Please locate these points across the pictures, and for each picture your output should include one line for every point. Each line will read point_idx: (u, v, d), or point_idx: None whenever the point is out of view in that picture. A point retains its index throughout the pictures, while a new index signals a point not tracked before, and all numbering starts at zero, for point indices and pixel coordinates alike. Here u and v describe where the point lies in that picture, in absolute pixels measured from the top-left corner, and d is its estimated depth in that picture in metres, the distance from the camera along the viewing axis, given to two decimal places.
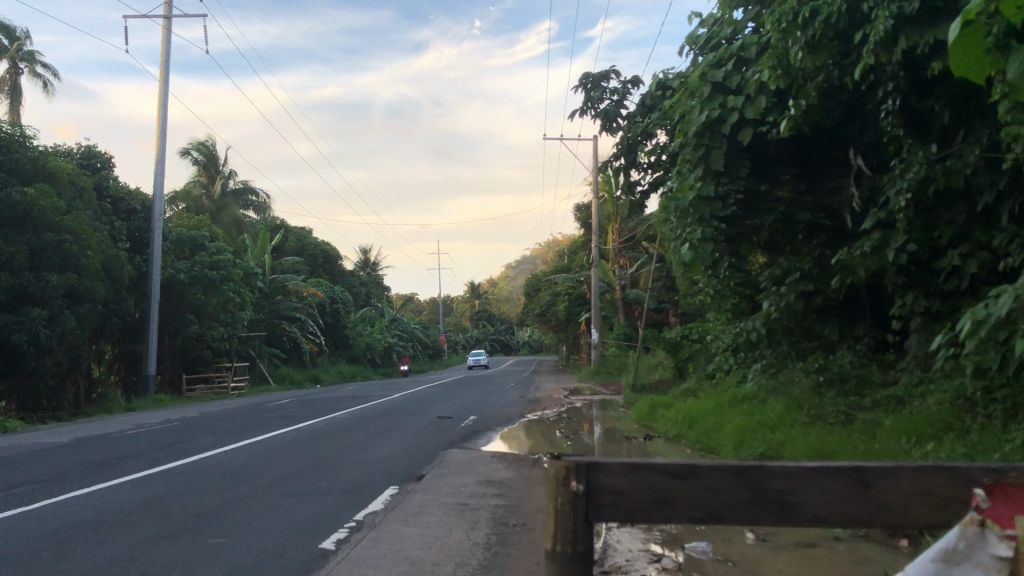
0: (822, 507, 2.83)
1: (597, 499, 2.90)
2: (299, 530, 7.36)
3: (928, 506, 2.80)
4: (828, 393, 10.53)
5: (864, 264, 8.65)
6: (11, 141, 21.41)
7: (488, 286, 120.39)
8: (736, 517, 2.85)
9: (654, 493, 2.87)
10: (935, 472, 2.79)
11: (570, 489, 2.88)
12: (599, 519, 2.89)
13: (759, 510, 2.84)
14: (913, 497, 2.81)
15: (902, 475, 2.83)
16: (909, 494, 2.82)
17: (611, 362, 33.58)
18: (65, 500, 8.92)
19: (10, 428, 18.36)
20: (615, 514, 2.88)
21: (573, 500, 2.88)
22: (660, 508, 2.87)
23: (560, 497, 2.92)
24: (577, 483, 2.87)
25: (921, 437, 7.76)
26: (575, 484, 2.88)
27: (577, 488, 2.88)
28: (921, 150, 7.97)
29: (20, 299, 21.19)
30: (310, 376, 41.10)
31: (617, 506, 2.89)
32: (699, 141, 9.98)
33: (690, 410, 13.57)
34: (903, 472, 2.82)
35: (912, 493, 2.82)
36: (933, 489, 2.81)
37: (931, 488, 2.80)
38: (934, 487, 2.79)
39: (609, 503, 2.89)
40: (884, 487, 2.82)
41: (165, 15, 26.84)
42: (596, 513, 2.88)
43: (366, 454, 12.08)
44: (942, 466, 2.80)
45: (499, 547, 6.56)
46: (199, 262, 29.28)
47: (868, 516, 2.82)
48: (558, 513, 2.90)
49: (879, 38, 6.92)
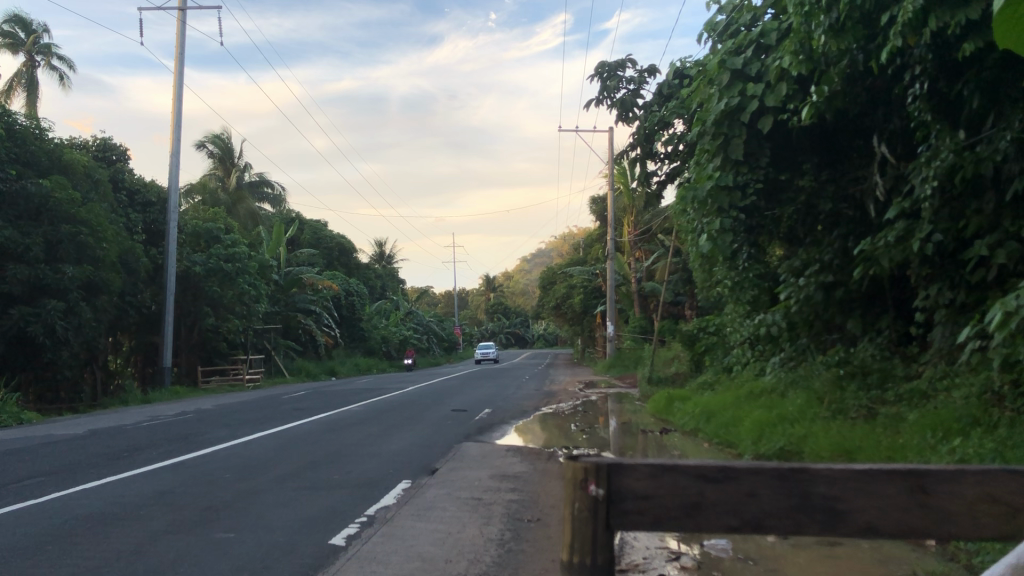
0: (874, 516, 2.84)
1: (621, 504, 2.94)
2: (311, 525, 7.23)
3: (997, 516, 2.79)
4: (849, 386, 10.33)
5: (888, 254, 8.46)
6: (27, 132, 21.41)
7: (504, 279, 120.24)
8: (776, 524, 2.86)
9: (684, 499, 2.90)
10: (1002, 478, 2.79)
11: (590, 492, 2.94)
12: (620, 527, 2.94)
13: (804, 518, 2.86)
14: (975, 507, 2.80)
15: (965, 480, 2.82)
16: (972, 502, 2.81)
17: (627, 355, 33.31)
18: (77, 492, 8.83)
19: (27, 420, 18.38)
20: (643, 521, 2.92)
21: (593, 505, 2.94)
22: (692, 514, 2.90)
23: (578, 503, 2.98)
24: (597, 487, 2.93)
25: (948, 432, 7.54)
26: (594, 488, 2.93)
27: (598, 492, 2.93)
28: (949, 136, 7.75)
29: (36, 291, 21.21)
30: (326, 368, 41.10)
31: (643, 512, 2.93)
32: (717, 129, 9.75)
33: (707, 403, 13.40)
34: (965, 478, 2.81)
35: (974, 501, 2.81)
36: (999, 495, 2.80)
37: (995, 494, 2.79)
38: (999, 493, 2.79)
39: (635, 509, 2.93)
40: (943, 494, 2.81)
41: (180, 8, 26.81)
42: (619, 519, 2.93)
43: (380, 446, 11.99)
44: (1009, 472, 2.79)
45: (513, 544, 6.42)
46: (214, 254, 29.34)
47: (926, 527, 2.80)
48: (576, 519, 2.96)
49: (907, 17, 6.65)
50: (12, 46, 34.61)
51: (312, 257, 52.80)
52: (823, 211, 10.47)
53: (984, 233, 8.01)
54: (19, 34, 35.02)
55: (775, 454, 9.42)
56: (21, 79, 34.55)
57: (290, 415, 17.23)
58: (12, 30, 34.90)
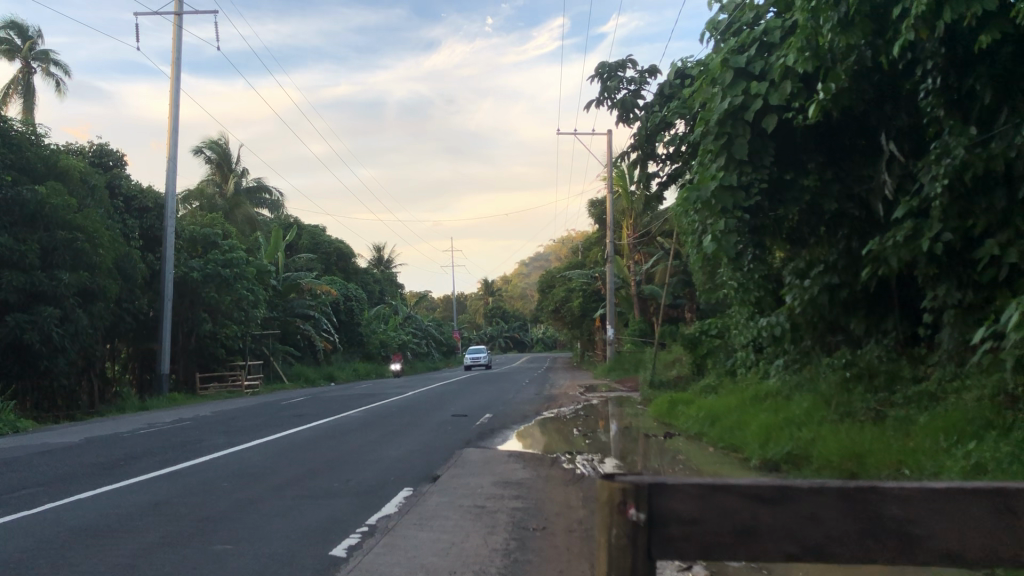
0: (956, 542, 2.38)
1: (664, 529, 2.45)
2: (311, 536, 7.05)
3: None
4: (856, 389, 10.17)
5: (896, 254, 8.29)
6: (23, 139, 21.22)
7: (502, 284, 120.42)
8: (844, 552, 2.41)
9: (736, 523, 2.45)
10: None
11: (629, 517, 2.44)
12: (662, 558, 2.44)
13: (874, 546, 2.40)
14: None
15: None
16: None
17: (627, 359, 33.15)
18: (70, 503, 8.63)
19: (23, 428, 18.20)
20: (688, 550, 2.44)
21: (632, 531, 2.44)
22: (745, 541, 2.44)
23: (614, 529, 2.47)
24: (637, 511, 2.43)
25: (961, 436, 7.38)
26: (635, 512, 2.43)
27: (637, 517, 2.43)
28: (961, 132, 7.62)
29: (32, 298, 21.01)
30: (325, 374, 40.97)
31: (689, 539, 2.45)
32: (720, 129, 9.60)
33: (712, 406, 13.17)
34: None
35: None
36: None
37: None
38: None
39: (680, 535, 2.45)
40: None
41: (177, 12, 26.69)
42: (660, 548, 2.44)
43: (380, 453, 11.81)
44: None
45: (519, 554, 6.26)
46: (212, 259, 29.20)
47: (1016, 554, 2.35)
48: (611, 549, 2.46)
49: (920, 11, 6.51)
50: (9, 53, 34.50)
51: (311, 262, 52.71)
52: (828, 210, 10.24)
53: (993, 232, 7.89)
54: (15, 40, 34.88)
55: (782, 459, 9.23)
56: (18, 85, 34.44)
57: (288, 421, 17.03)
58: (8, 37, 34.79)
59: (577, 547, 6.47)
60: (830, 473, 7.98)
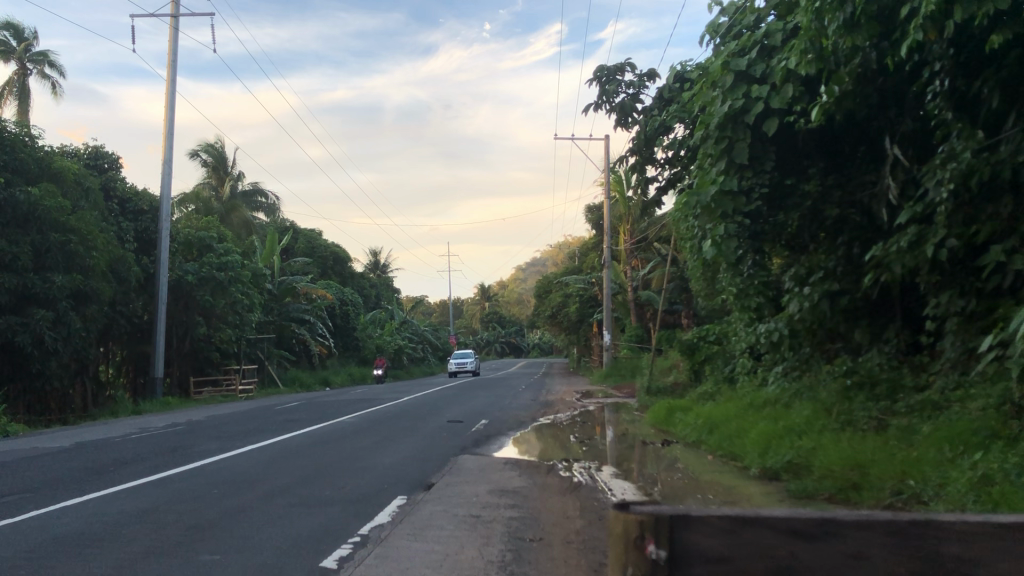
0: None
1: (686, 565, 2.77)
2: (300, 546, 6.87)
3: None
4: (857, 397, 10.02)
5: (901, 261, 8.16)
6: (16, 141, 21.03)
7: (498, 289, 120.51)
8: None
9: (776, 561, 2.78)
10: None
11: (647, 554, 2.75)
12: None
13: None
14: None
15: None
16: None
17: (624, 365, 32.94)
18: (56, 510, 8.45)
19: (12, 431, 17.97)
20: None
21: (651, 567, 2.75)
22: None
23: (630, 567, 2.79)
24: (656, 548, 2.74)
25: (966, 446, 7.25)
26: (654, 549, 2.75)
27: (656, 554, 2.74)
28: (968, 136, 7.50)
29: (24, 299, 20.83)
30: (320, 379, 40.75)
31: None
32: (721, 133, 9.47)
33: (711, 414, 13.00)
34: None
35: None
36: None
37: None
38: None
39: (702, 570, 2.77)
40: None
41: (173, 15, 26.56)
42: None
43: (374, 460, 11.62)
44: None
45: (515, 566, 6.08)
46: (207, 263, 29.05)
47: None
48: None
49: (931, 11, 6.38)
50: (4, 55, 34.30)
51: (307, 265, 52.50)
52: (831, 217, 10.16)
53: (999, 239, 7.76)
54: (11, 41, 34.69)
55: (782, 468, 9.07)
56: (13, 87, 34.27)
57: (281, 426, 16.85)
58: (5, 38, 34.64)
59: (575, 559, 6.30)
60: (831, 484, 7.79)
